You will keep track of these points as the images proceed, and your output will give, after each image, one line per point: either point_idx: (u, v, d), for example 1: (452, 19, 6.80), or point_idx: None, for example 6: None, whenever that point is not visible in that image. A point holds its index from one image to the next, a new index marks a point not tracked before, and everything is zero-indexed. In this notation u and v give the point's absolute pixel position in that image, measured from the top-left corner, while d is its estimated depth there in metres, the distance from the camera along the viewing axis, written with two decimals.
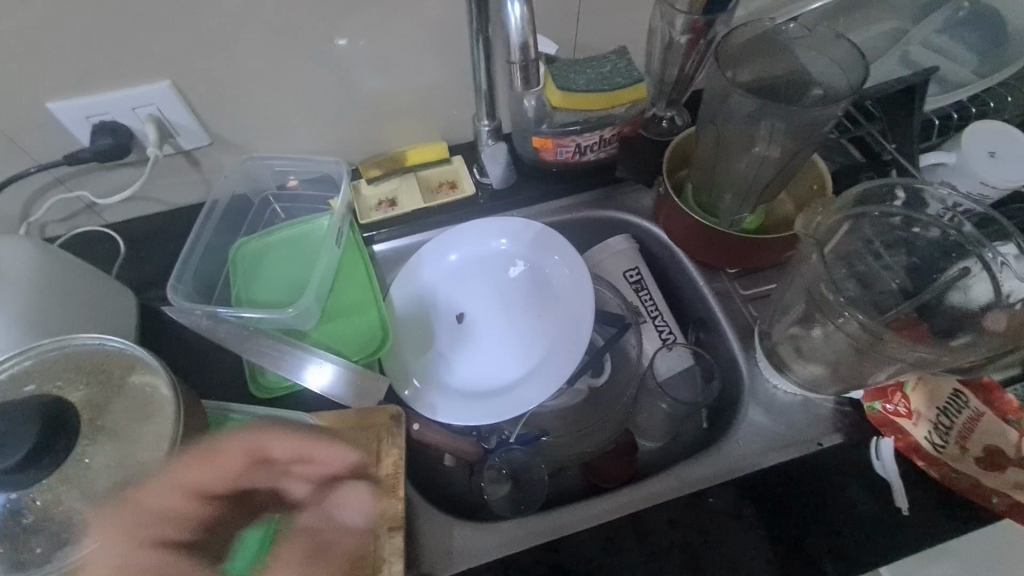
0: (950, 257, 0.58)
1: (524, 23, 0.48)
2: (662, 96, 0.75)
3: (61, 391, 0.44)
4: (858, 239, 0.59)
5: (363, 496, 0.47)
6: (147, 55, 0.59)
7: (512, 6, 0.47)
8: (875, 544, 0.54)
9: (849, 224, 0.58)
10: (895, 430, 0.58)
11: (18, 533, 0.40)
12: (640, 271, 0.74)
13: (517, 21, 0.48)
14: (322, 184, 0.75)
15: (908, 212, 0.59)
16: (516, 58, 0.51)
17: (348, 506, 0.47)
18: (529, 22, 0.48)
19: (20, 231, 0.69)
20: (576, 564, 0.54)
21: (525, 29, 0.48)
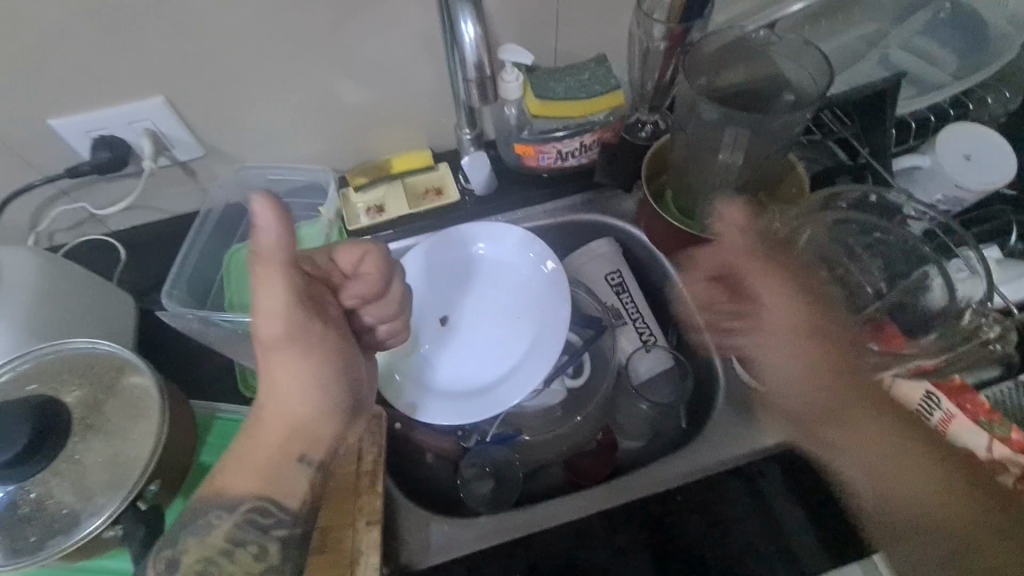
0: (912, 264, 0.59)
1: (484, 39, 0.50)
2: (645, 101, 0.76)
3: (57, 391, 0.48)
4: (824, 243, 0.62)
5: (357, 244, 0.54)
6: (140, 73, 0.62)
7: (466, 26, 0.50)
8: (833, 539, 0.56)
9: (809, 228, 0.61)
10: None
11: (17, 523, 0.43)
12: (622, 274, 0.75)
13: (472, 41, 0.50)
14: (314, 192, 0.79)
15: (876, 219, 0.61)
16: (479, 73, 0.52)
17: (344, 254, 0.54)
18: (486, 41, 0.50)
19: (28, 240, 0.73)
20: (544, 559, 0.56)
21: (481, 48, 0.51)
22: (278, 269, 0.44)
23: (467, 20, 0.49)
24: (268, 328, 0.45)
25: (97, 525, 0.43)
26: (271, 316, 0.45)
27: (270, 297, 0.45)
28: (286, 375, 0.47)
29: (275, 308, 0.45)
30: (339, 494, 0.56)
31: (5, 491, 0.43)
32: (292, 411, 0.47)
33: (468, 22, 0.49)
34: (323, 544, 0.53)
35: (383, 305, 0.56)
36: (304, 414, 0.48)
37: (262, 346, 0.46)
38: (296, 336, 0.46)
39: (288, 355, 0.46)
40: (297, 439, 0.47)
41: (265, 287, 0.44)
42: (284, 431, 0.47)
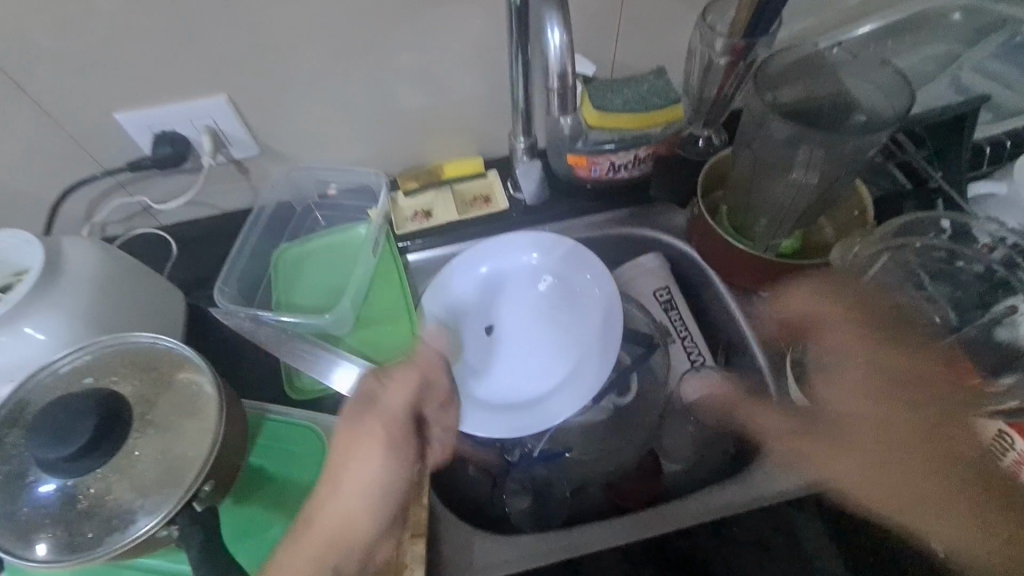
0: (998, 294, 0.58)
1: (562, 48, 0.50)
2: (700, 116, 0.75)
3: (116, 385, 0.48)
4: (892, 271, 0.60)
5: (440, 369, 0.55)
6: (207, 71, 0.63)
7: (553, 32, 0.49)
8: None
9: (886, 256, 0.60)
10: None
11: (78, 516, 0.43)
12: (671, 291, 0.73)
13: (557, 47, 0.50)
14: (361, 194, 0.78)
15: (955, 245, 0.59)
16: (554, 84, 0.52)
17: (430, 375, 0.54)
18: (568, 49, 0.50)
19: (83, 231, 0.74)
20: None
21: (564, 54, 0.50)
22: (413, 375, 0.53)
23: (554, 27, 0.49)
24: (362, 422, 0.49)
25: (151, 526, 0.42)
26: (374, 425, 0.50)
27: (394, 398, 0.52)
28: (360, 473, 0.49)
29: (389, 408, 0.51)
30: None
31: (66, 483, 0.42)
32: (349, 510, 0.48)
33: (554, 28, 0.49)
34: None
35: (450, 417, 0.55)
36: (361, 511, 0.48)
37: (356, 442, 0.50)
38: (392, 441, 0.50)
39: (371, 445, 0.49)
40: (345, 538, 0.47)
41: (394, 386, 0.52)
42: (336, 530, 0.47)
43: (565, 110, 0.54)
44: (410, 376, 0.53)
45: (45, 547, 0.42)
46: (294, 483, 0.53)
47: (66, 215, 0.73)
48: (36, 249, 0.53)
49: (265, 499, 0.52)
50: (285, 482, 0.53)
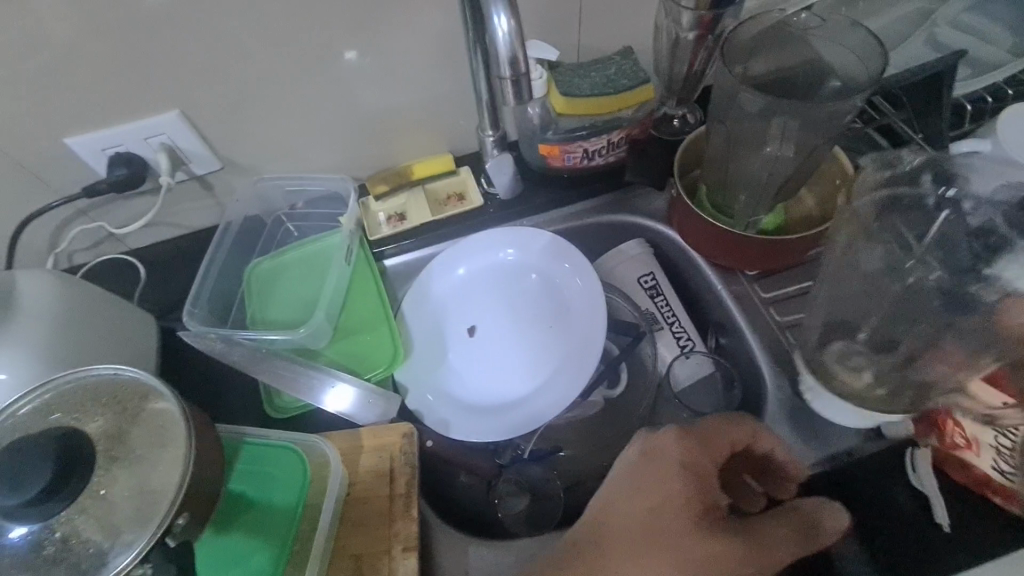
0: None
1: (514, 35, 0.47)
2: (672, 94, 0.73)
3: (81, 422, 0.46)
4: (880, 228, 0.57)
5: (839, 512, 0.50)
6: (155, 88, 0.60)
7: (500, 18, 0.47)
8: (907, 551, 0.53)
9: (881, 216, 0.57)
10: (958, 465, 0.53)
11: (48, 560, 0.41)
12: (656, 276, 0.71)
13: (507, 33, 0.47)
14: (330, 203, 0.76)
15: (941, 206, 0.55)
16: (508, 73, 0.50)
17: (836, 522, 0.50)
18: (519, 34, 0.47)
19: (48, 262, 0.71)
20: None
21: (515, 40, 0.47)
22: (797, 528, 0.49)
23: (500, 12, 0.46)
24: (676, 492, 0.51)
25: (122, 565, 0.40)
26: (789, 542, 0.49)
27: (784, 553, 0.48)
28: (668, 558, 0.49)
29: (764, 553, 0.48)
30: (373, 518, 0.54)
31: (30, 530, 0.41)
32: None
33: (501, 14, 0.46)
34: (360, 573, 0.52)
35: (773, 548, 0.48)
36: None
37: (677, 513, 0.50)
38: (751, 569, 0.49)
39: (783, 541, 0.49)
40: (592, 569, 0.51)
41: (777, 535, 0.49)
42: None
43: (524, 100, 0.52)
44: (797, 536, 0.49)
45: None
46: (274, 507, 0.51)
47: (27, 247, 0.70)
48: None
49: (245, 525, 0.49)
50: (264, 505, 0.51)
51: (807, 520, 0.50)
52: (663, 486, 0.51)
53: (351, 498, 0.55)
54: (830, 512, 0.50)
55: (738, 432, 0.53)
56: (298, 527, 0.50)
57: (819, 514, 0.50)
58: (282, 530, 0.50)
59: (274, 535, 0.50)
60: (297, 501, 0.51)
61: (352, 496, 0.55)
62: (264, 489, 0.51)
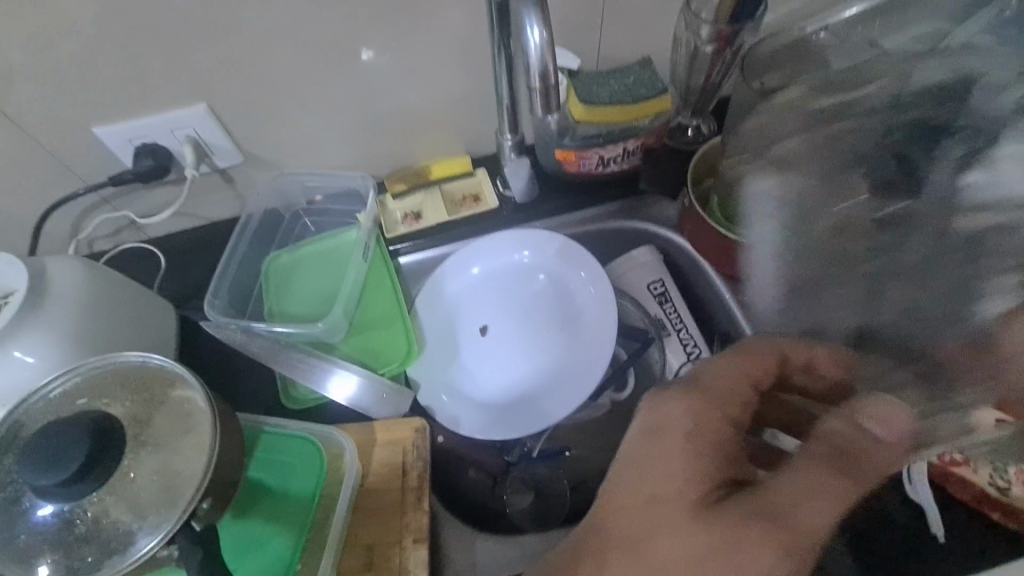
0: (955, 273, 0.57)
1: (544, 46, 0.49)
2: (688, 104, 0.74)
3: (108, 406, 0.47)
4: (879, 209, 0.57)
5: (893, 417, 0.47)
6: (184, 81, 0.62)
7: (532, 29, 0.48)
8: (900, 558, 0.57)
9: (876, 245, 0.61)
10: (959, 482, 0.57)
11: (77, 539, 0.43)
12: (665, 283, 0.73)
13: (538, 44, 0.49)
14: (347, 199, 0.78)
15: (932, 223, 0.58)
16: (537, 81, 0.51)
17: (882, 422, 0.47)
18: (549, 45, 0.49)
19: (70, 248, 0.73)
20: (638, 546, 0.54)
21: (545, 51, 0.49)
22: (829, 467, 0.45)
23: (533, 24, 0.48)
24: (686, 453, 0.48)
25: (150, 546, 0.42)
26: (823, 495, 0.44)
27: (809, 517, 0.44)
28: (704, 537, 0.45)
29: (787, 519, 0.44)
30: (386, 510, 0.55)
31: (62, 508, 0.42)
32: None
33: (533, 25, 0.48)
34: (371, 564, 0.53)
35: (811, 483, 0.44)
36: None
37: (677, 495, 0.47)
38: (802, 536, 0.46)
39: (815, 484, 0.44)
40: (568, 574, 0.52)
41: (806, 485, 0.44)
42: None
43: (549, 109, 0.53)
44: (841, 486, 0.44)
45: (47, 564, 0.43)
46: (291, 495, 0.53)
47: (50, 233, 0.71)
48: (19, 270, 0.53)
49: (263, 511, 0.51)
50: (282, 493, 0.53)
51: (838, 448, 0.46)
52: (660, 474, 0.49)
53: (364, 489, 0.56)
54: (876, 421, 0.47)
55: (760, 354, 0.53)
56: (315, 515, 0.52)
57: (855, 436, 0.46)
58: (300, 517, 0.52)
59: (292, 522, 0.51)
60: (314, 489, 0.53)
61: (365, 487, 0.57)
62: (282, 477, 0.53)
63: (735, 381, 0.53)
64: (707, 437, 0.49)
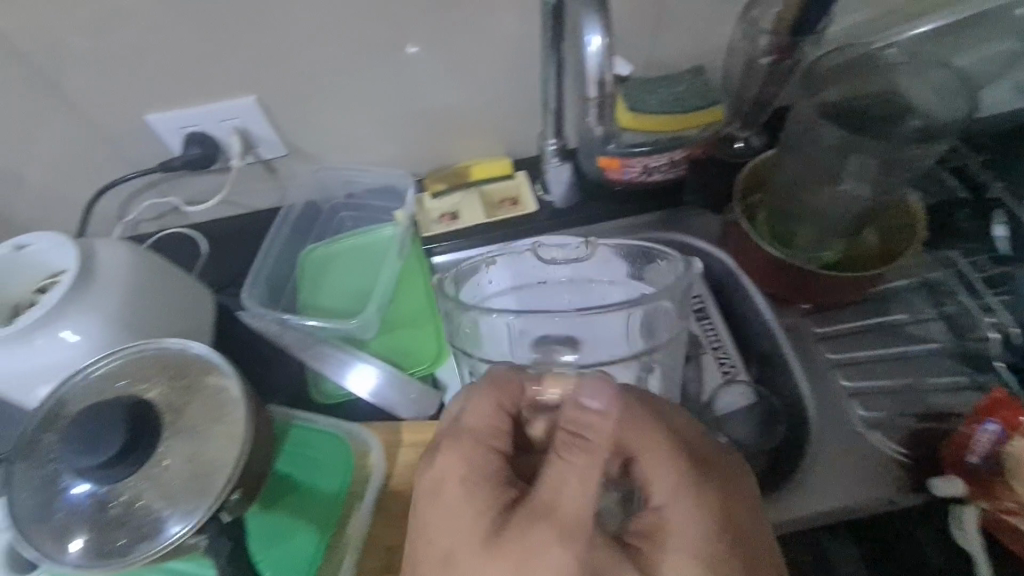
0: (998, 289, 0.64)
1: (603, 53, 0.47)
2: (739, 115, 0.71)
3: (147, 392, 0.48)
4: (893, 217, 0.64)
5: (600, 385, 0.46)
6: (236, 73, 0.62)
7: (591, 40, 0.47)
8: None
9: (919, 276, 0.68)
10: (1009, 531, 0.53)
11: (112, 521, 0.43)
12: (704, 299, 0.71)
13: (598, 52, 0.47)
14: (386, 195, 0.77)
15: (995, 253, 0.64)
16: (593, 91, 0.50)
17: (587, 393, 0.45)
18: (610, 52, 0.47)
19: (115, 229, 0.74)
20: None
21: (606, 59, 0.47)
22: (579, 453, 0.43)
23: (593, 33, 0.46)
24: (454, 489, 0.45)
25: (181, 533, 0.42)
26: (579, 469, 0.42)
27: (568, 497, 0.41)
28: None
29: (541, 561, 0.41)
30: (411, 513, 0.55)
31: (98, 489, 0.43)
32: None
33: (594, 33, 0.47)
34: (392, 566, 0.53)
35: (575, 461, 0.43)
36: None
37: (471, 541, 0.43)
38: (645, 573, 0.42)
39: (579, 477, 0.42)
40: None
41: (556, 474, 0.42)
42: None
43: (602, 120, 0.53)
44: (587, 462, 0.42)
45: (80, 542, 0.43)
46: (321, 487, 0.53)
47: (99, 214, 0.73)
48: (70, 250, 0.54)
49: (293, 502, 0.52)
50: (312, 484, 0.53)
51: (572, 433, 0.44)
52: (450, 529, 0.44)
53: (389, 490, 0.56)
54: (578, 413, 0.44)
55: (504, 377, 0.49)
56: (341, 509, 0.53)
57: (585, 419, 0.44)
58: (328, 509, 0.52)
59: (320, 514, 0.52)
60: (342, 484, 0.54)
61: (390, 488, 0.56)
62: (313, 469, 0.54)
63: (497, 421, 0.48)
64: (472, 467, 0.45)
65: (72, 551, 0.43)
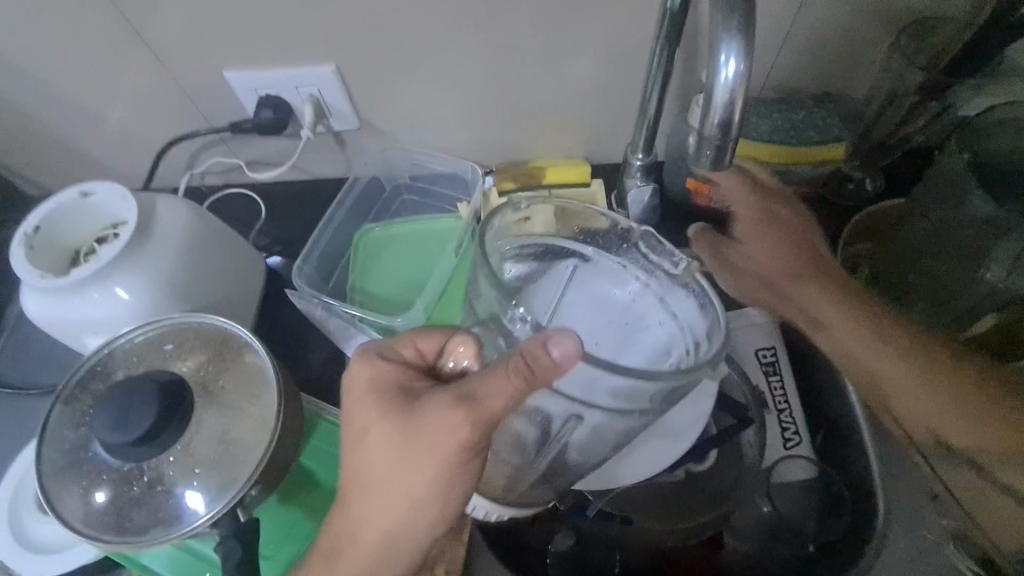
0: None
1: (737, 84, 0.36)
2: (857, 154, 0.65)
3: (185, 365, 0.47)
4: None
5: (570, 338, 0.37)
6: (320, 41, 0.59)
7: (724, 66, 0.36)
8: None
9: None
10: None
11: (131, 499, 0.43)
12: (777, 353, 0.64)
13: (729, 82, 0.36)
14: (453, 184, 0.75)
15: None
16: (711, 134, 0.38)
17: (557, 341, 0.37)
18: (746, 81, 0.36)
19: (183, 178, 0.74)
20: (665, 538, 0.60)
21: (737, 92, 0.36)
22: (516, 383, 0.37)
23: (725, 62, 0.36)
24: (366, 418, 0.42)
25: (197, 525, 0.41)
26: (503, 393, 0.38)
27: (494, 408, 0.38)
28: (406, 487, 0.41)
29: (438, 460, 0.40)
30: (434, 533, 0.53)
31: (125, 463, 0.43)
32: (404, 522, 0.42)
33: (725, 65, 0.36)
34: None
35: (500, 389, 0.38)
36: (422, 519, 0.43)
37: (382, 455, 0.41)
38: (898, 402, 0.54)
39: (501, 395, 0.38)
40: (389, 548, 0.43)
41: (484, 389, 0.39)
42: (385, 538, 0.42)
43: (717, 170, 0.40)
44: (515, 390, 0.38)
45: (102, 497, 0.43)
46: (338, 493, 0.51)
47: (169, 161, 0.73)
48: (131, 205, 0.53)
49: (309, 502, 0.50)
50: (330, 487, 0.51)
51: (517, 361, 0.37)
52: (360, 410, 0.43)
53: None
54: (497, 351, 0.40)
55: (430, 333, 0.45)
56: None
57: (533, 348, 0.37)
58: None
59: None
60: None
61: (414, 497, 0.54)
62: (332, 472, 0.52)
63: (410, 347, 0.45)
64: (383, 387, 0.43)
65: (94, 501, 0.43)
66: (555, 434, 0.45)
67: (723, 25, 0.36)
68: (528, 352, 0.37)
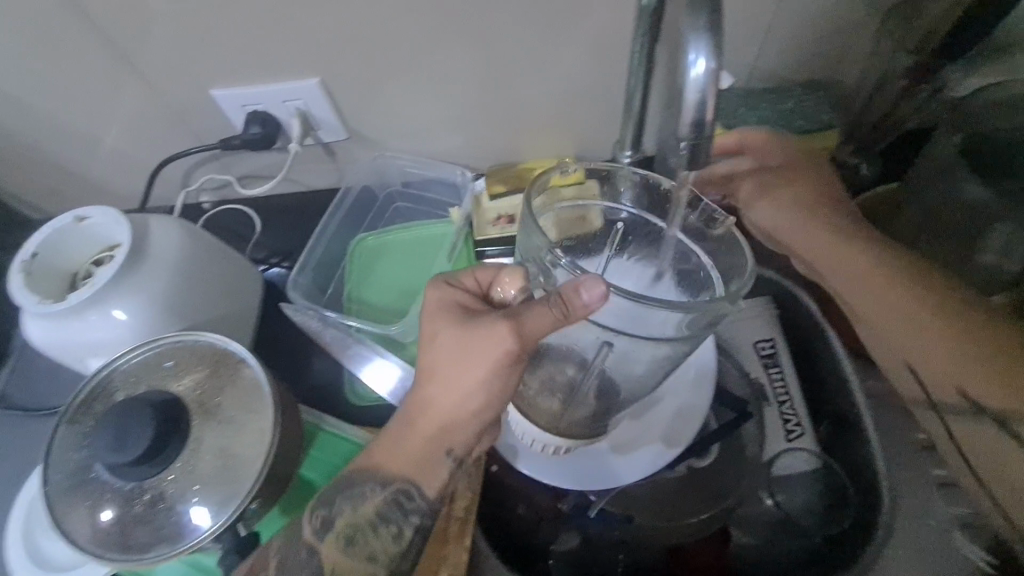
0: None
1: (708, 83, 0.36)
2: (852, 140, 0.66)
3: (183, 384, 0.48)
4: None
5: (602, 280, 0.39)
6: (303, 55, 0.59)
7: (695, 64, 0.35)
8: None
9: None
10: None
11: (135, 517, 0.44)
12: (776, 345, 0.63)
13: (700, 80, 0.35)
14: (447, 189, 0.75)
15: None
16: (685, 133, 0.38)
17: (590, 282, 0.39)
18: (716, 78, 0.35)
19: (179, 196, 0.75)
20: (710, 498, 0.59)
21: (710, 89, 0.36)
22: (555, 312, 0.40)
23: (697, 57, 0.35)
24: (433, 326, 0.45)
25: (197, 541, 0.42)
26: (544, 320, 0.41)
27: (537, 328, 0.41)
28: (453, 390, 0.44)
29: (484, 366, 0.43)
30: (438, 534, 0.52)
31: (126, 484, 0.44)
32: (449, 418, 0.44)
33: (698, 57, 0.35)
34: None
35: (540, 315, 0.41)
36: (468, 414, 0.44)
37: (437, 363, 0.44)
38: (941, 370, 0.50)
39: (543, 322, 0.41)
40: (446, 433, 0.45)
41: (530, 312, 0.42)
42: (441, 424, 0.44)
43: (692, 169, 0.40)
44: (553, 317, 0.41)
45: (108, 516, 0.44)
46: None
47: (164, 179, 0.74)
48: (124, 228, 0.54)
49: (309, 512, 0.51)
50: None
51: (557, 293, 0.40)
52: (429, 322, 0.46)
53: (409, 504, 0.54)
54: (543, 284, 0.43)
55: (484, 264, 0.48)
56: None
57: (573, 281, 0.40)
58: None
59: None
60: None
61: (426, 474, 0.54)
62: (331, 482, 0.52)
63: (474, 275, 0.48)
64: (447, 306, 0.46)
65: (100, 520, 0.44)
66: (590, 362, 0.49)
67: (693, 22, 0.36)
68: (564, 290, 0.40)
